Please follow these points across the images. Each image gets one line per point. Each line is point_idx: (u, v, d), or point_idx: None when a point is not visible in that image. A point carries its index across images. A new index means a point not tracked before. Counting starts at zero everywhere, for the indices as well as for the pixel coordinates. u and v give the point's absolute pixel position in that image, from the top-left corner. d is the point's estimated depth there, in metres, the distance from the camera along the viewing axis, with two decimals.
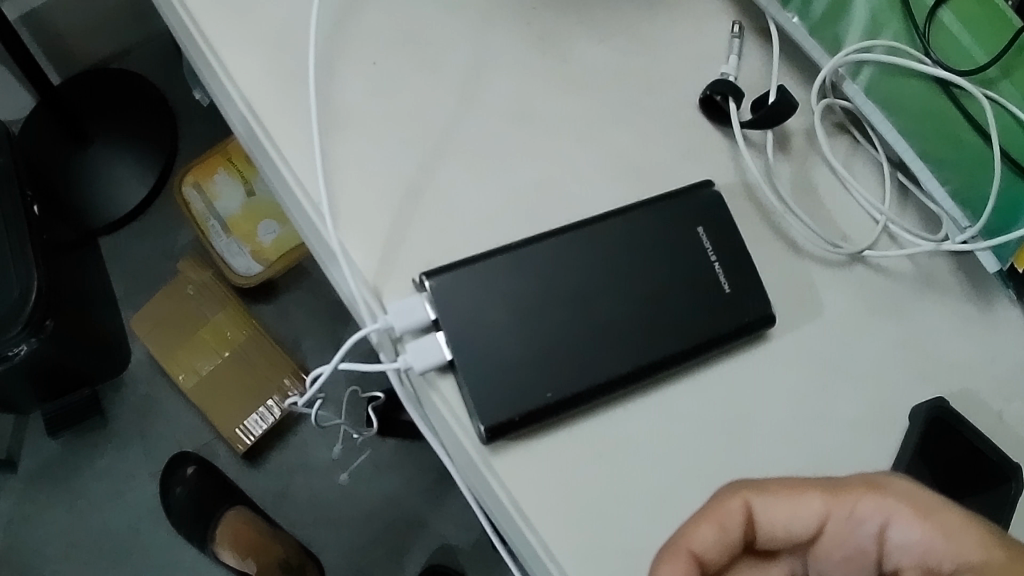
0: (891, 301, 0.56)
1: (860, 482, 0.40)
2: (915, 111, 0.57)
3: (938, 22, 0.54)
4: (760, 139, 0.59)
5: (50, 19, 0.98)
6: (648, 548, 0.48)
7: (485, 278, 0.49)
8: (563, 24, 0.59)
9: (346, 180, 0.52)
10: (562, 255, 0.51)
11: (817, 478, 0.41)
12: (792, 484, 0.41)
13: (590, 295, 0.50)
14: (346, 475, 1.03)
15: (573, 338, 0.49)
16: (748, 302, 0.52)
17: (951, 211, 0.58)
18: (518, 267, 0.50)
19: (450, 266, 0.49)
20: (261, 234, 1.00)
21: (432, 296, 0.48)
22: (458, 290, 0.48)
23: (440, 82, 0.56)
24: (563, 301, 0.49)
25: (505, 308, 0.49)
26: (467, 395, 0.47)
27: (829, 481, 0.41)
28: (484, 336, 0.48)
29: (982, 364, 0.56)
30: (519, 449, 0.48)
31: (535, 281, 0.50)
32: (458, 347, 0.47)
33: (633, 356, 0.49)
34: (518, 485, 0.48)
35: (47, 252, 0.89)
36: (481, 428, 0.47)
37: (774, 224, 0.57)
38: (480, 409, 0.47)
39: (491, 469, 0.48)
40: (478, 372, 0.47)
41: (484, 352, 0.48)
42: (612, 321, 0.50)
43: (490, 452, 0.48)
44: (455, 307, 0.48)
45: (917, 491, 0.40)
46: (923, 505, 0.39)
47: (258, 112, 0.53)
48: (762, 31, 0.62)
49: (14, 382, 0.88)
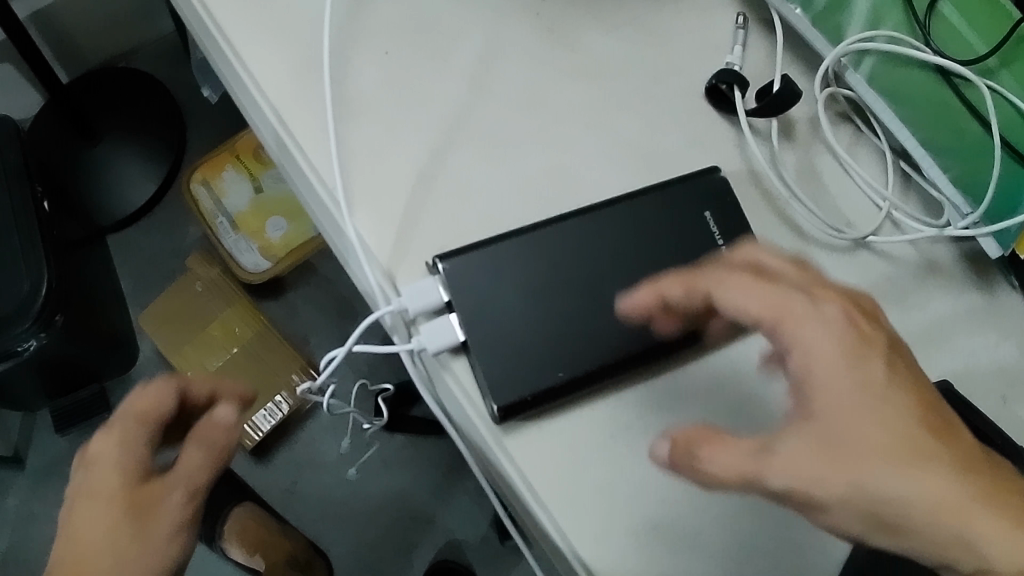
0: (895, 286, 0.57)
1: (795, 305, 0.39)
2: (918, 99, 0.58)
3: (938, 14, 0.57)
4: (765, 127, 0.60)
5: (60, 18, 0.99)
6: (657, 528, 0.48)
7: (498, 260, 0.50)
8: (572, 13, 0.60)
9: (361, 165, 0.53)
10: (573, 240, 0.51)
11: (774, 285, 0.40)
12: (756, 284, 0.40)
13: (601, 280, 0.51)
14: (356, 469, 1.04)
15: (581, 321, 0.49)
16: None
17: (952, 197, 0.58)
18: (531, 251, 0.51)
19: (463, 249, 0.50)
20: (270, 230, 1.00)
21: (445, 280, 0.49)
22: (472, 273, 0.49)
23: (451, 71, 0.57)
24: (574, 286, 0.50)
25: (518, 289, 0.49)
26: (480, 375, 0.48)
27: (781, 295, 0.40)
28: (495, 319, 0.49)
29: (984, 348, 0.57)
30: (531, 430, 0.49)
31: (549, 264, 0.50)
32: (471, 328, 0.48)
33: (640, 339, 0.50)
34: (530, 464, 0.48)
35: (58, 248, 0.89)
36: (493, 407, 0.47)
37: (778, 209, 0.58)
38: (493, 389, 0.47)
39: (503, 447, 0.49)
40: (491, 352, 0.48)
41: (497, 333, 0.48)
42: (621, 303, 0.50)
43: (501, 431, 0.48)
44: (470, 288, 0.49)
45: (831, 340, 0.39)
46: (830, 354, 0.38)
47: (271, 98, 0.54)
48: (767, 21, 0.63)
49: (25, 378, 0.89)
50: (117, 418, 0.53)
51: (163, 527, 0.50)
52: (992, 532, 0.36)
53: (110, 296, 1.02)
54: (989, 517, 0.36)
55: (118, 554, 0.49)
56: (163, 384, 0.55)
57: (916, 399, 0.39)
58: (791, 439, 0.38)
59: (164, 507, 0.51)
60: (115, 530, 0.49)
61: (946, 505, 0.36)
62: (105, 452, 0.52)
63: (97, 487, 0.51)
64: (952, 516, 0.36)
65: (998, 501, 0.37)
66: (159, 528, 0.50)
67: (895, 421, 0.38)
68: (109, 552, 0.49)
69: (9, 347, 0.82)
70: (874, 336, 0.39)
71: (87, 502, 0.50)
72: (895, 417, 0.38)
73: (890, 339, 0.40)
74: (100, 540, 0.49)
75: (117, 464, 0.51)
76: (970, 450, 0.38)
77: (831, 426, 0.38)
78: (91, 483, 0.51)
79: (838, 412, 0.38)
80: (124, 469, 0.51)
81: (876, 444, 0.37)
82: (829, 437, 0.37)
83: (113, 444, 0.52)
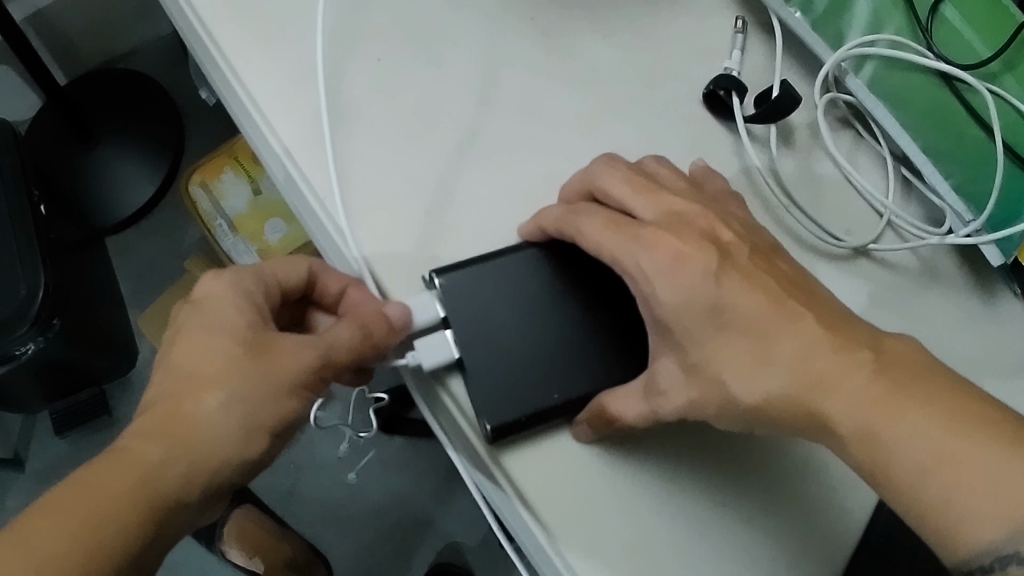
0: (897, 295, 0.57)
1: (633, 245, 0.45)
2: (918, 104, 0.57)
3: (941, 17, 0.56)
4: (763, 132, 0.59)
5: (56, 19, 0.98)
6: (652, 544, 0.48)
7: (493, 276, 0.49)
8: (568, 19, 0.60)
9: (354, 175, 0.53)
10: (571, 254, 0.50)
11: (623, 227, 0.46)
12: (610, 227, 0.46)
13: (599, 296, 0.50)
14: (354, 474, 1.04)
15: (574, 338, 0.49)
16: (620, 363, 0.49)
17: (954, 206, 0.57)
18: (527, 266, 0.50)
19: (458, 265, 0.49)
20: (268, 232, 0.98)
21: (442, 297, 0.48)
22: (467, 290, 0.49)
23: (445, 78, 0.56)
24: (570, 303, 0.49)
25: (512, 307, 0.49)
26: (473, 395, 0.47)
27: (627, 236, 0.45)
28: (488, 336, 0.48)
29: (984, 357, 0.56)
30: (525, 449, 0.49)
31: (545, 281, 0.50)
32: (466, 345, 0.48)
33: (626, 359, 0.49)
34: (527, 483, 0.48)
35: (56, 251, 0.89)
36: (487, 428, 0.47)
37: (777, 217, 0.57)
38: (487, 410, 0.47)
39: (499, 466, 0.48)
40: (485, 370, 0.47)
41: (491, 350, 0.48)
42: (611, 322, 0.49)
43: (497, 451, 0.48)
44: (467, 305, 0.48)
45: (672, 278, 0.43)
46: (671, 287, 0.43)
47: (262, 106, 0.54)
48: (766, 25, 0.62)
49: (24, 381, 0.89)
50: (251, 274, 0.49)
51: (287, 376, 0.45)
52: (851, 400, 0.39)
53: (109, 299, 1.02)
54: (846, 385, 0.39)
55: (241, 387, 0.44)
56: (297, 259, 0.51)
57: (755, 307, 0.42)
58: (663, 374, 0.44)
59: (292, 357, 0.45)
60: (238, 364, 0.44)
61: (799, 387, 0.40)
62: (230, 296, 0.47)
63: (222, 323, 0.46)
64: (808, 396, 0.40)
65: (851, 372, 0.39)
66: (283, 375, 0.45)
67: (740, 340, 0.42)
68: (228, 384, 0.44)
69: (7, 351, 0.82)
70: (703, 262, 0.43)
71: (212, 332, 0.45)
72: (740, 338, 0.42)
73: (725, 256, 0.44)
74: (222, 372, 0.44)
75: (244, 304, 0.47)
76: (815, 333, 0.41)
77: (691, 358, 0.43)
78: (216, 316, 0.46)
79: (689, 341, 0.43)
80: (250, 312, 0.47)
81: (730, 365, 0.42)
82: (692, 368, 0.43)
83: (235, 287, 0.47)
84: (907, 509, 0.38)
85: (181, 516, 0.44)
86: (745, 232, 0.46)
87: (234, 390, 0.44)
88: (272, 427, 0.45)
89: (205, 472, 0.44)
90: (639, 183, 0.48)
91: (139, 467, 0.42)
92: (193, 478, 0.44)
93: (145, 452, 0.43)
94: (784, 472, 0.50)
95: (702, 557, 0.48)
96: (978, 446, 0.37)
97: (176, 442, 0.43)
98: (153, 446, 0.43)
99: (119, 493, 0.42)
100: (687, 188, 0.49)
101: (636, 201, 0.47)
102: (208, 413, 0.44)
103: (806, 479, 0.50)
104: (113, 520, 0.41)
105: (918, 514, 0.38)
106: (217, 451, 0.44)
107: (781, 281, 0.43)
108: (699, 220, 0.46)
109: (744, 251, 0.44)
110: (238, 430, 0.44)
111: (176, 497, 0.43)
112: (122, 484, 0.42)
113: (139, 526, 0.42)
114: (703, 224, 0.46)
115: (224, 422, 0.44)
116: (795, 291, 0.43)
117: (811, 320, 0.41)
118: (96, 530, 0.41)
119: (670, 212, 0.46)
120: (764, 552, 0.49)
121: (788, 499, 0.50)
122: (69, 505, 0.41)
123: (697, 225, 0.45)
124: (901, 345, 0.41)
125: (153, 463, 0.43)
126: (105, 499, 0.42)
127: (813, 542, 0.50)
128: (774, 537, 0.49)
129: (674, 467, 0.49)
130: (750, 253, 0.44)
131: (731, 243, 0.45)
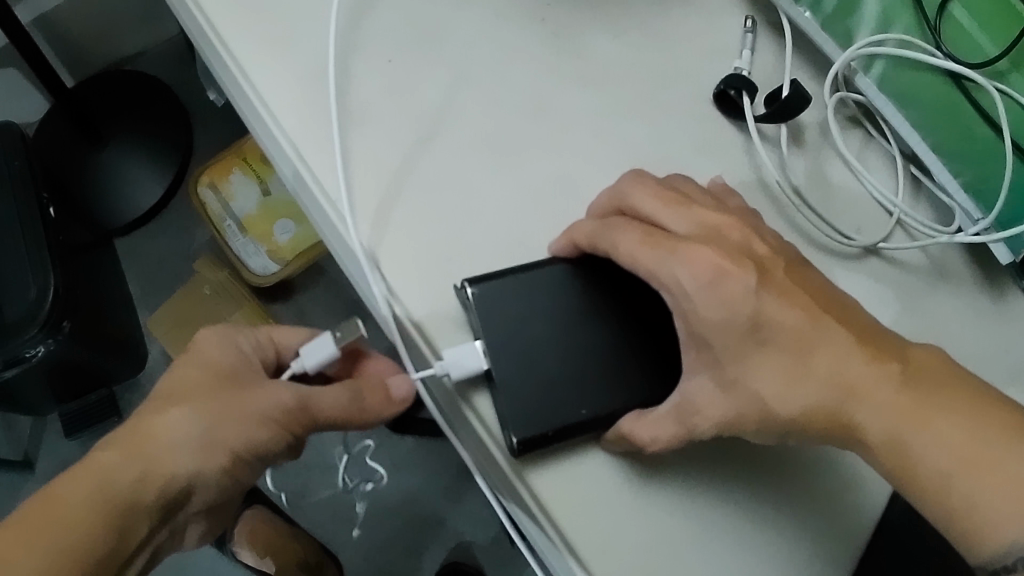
0: (909, 294, 0.57)
1: (667, 252, 0.45)
2: (928, 104, 0.57)
3: (949, 16, 0.55)
4: (773, 132, 0.60)
5: (62, 21, 0.99)
6: (662, 542, 0.48)
7: (520, 288, 0.49)
8: (581, 19, 0.60)
9: (367, 179, 0.53)
10: (603, 267, 0.51)
11: (659, 232, 0.46)
12: (647, 239, 0.45)
13: (624, 310, 0.50)
14: (358, 531, 1.03)
15: (593, 348, 0.49)
16: (637, 370, 0.49)
17: (963, 204, 0.57)
18: (556, 281, 0.50)
19: (491, 275, 0.49)
20: (279, 233, 1.00)
21: (475, 306, 0.48)
22: (499, 298, 0.49)
23: (459, 80, 0.56)
24: (594, 316, 0.50)
25: (540, 322, 0.49)
26: (501, 407, 0.47)
27: (656, 245, 0.45)
28: (515, 347, 0.48)
29: (998, 354, 0.56)
30: (545, 459, 0.49)
31: (571, 296, 0.50)
32: (494, 354, 0.48)
33: (648, 364, 0.49)
34: (546, 492, 0.48)
35: (65, 253, 0.89)
36: (512, 440, 0.47)
37: (787, 217, 0.57)
38: (513, 421, 0.47)
39: (519, 477, 0.48)
40: (511, 382, 0.48)
41: (517, 361, 0.48)
42: (634, 331, 0.50)
43: (518, 463, 0.48)
44: (496, 317, 0.49)
45: (709, 288, 0.43)
46: (709, 293, 0.43)
47: (273, 109, 0.54)
48: (776, 24, 0.62)
49: (35, 383, 0.89)
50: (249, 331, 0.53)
51: (257, 410, 0.49)
52: (882, 408, 0.41)
53: (118, 301, 1.03)
54: (879, 395, 0.41)
55: (201, 407, 0.48)
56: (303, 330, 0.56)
57: (792, 320, 0.43)
58: (698, 392, 0.45)
59: (268, 397, 0.49)
60: (207, 389, 0.49)
61: (833, 399, 0.42)
62: (216, 342, 0.52)
63: (201, 359, 0.50)
64: (842, 404, 0.42)
65: (881, 380, 0.41)
66: (253, 408, 0.49)
67: (774, 351, 0.43)
68: (195, 403, 0.48)
69: (17, 354, 0.83)
70: (743, 279, 0.43)
71: (193, 365, 0.50)
72: (779, 354, 0.43)
73: (758, 268, 0.44)
74: (185, 398, 0.48)
75: (227, 349, 0.51)
76: (848, 344, 0.42)
77: (728, 373, 0.44)
78: (198, 353, 0.51)
79: (717, 345, 0.44)
80: (230, 355, 0.51)
81: (761, 374, 0.43)
82: (728, 385, 0.44)
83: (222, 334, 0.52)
84: (934, 510, 0.40)
85: (141, 524, 0.47)
86: (779, 244, 0.47)
87: (197, 406, 0.48)
88: (231, 444, 0.48)
89: (161, 482, 0.47)
90: (668, 198, 0.48)
91: (100, 475, 0.45)
92: (149, 486, 0.47)
93: (108, 458, 0.46)
94: (797, 467, 0.50)
95: (717, 556, 0.49)
96: (1000, 451, 0.39)
97: (137, 453, 0.46)
98: (115, 453, 0.46)
99: (80, 505, 0.44)
100: (713, 201, 0.49)
101: (664, 214, 0.47)
102: (167, 426, 0.47)
103: (819, 478, 0.50)
104: (71, 527, 0.44)
105: (946, 518, 0.39)
106: (172, 465, 0.47)
107: (810, 291, 0.44)
108: (733, 234, 0.46)
109: (779, 264, 0.45)
110: (194, 445, 0.47)
111: (136, 503, 0.46)
112: (81, 496, 0.45)
113: (101, 530, 0.45)
114: (737, 237, 0.46)
115: (179, 435, 0.47)
116: (824, 302, 0.44)
117: (839, 329, 0.43)
118: (53, 538, 0.43)
119: (699, 226, 0.47)
120: (775, 548, 0.49)
121: (801, 500, 0.50)
122: (27, 521, 0.44)
123: (728, 238, 0.46)
124: (924, 354, 0.43)
125: (113, 471, 0.46)
126: (65, 509, 0.44)
127: (821, 542, 0.50)
128: (785, 530, 0.50)
129: (686, 470, 0.50)
130: (783, 267, 0.45)
131: (765, 256, 0.45)
